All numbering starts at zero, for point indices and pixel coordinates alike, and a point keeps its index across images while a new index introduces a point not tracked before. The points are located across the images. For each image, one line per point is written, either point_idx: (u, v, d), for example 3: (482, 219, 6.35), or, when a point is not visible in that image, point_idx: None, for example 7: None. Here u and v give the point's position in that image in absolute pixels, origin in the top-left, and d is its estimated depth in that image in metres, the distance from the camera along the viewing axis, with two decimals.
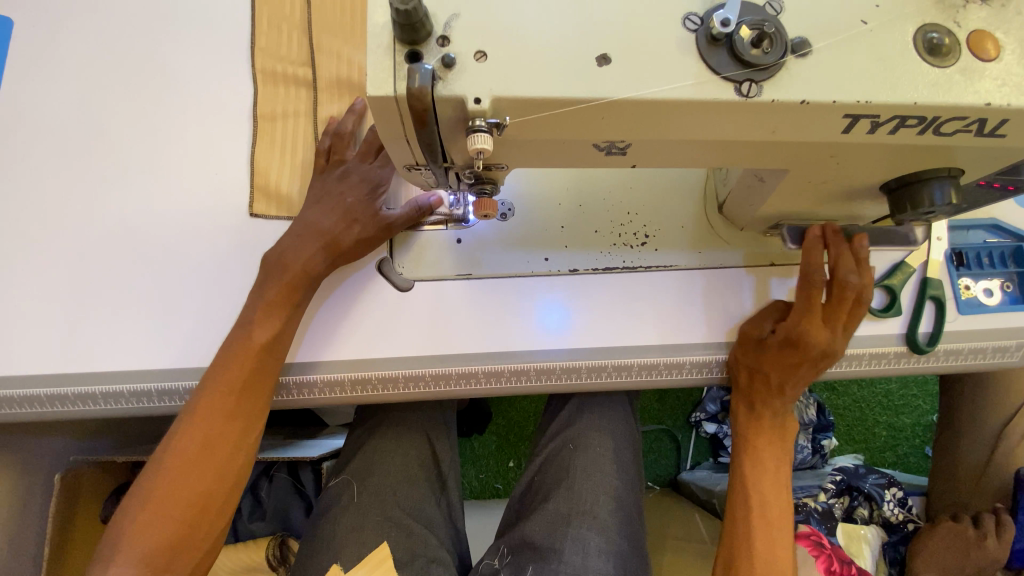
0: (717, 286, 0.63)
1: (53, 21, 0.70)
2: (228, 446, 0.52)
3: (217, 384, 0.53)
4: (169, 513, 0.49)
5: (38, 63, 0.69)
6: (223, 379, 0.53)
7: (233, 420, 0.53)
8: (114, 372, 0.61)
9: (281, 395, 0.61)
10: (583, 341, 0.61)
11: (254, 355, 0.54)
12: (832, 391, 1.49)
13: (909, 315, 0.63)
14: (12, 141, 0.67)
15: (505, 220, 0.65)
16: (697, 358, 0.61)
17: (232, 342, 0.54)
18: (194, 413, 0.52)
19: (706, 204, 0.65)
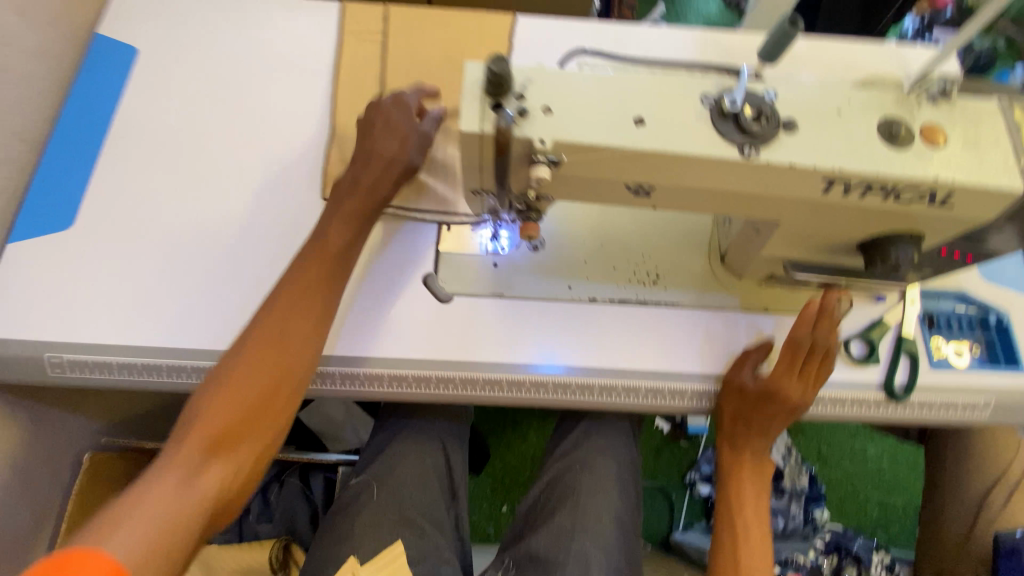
0: (717, 324, 0.72)
1: (168, 49, 0.83)
2: (299, 341, 0.59)
3: (295, 279, 0.61)
4: (241, 396, 0.55)
5: (148, 81, 0.81)
6: (302, 276, 0.61)
7: (307, 312, 0.60)
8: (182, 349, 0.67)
9: (325, 383, 0.68)
10: (598, 362, 0.69)
11: (330, 257, 0.63)
12: (824, 463, 1.53)
13: (886, 365, 0.71)
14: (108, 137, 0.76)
15: (536, 251, 0.75)
16: (697, 386, 0.69)
17: (310, 247, 0.63)
18: (272, 306, 0.60)
19: (710, 254, 0.75)
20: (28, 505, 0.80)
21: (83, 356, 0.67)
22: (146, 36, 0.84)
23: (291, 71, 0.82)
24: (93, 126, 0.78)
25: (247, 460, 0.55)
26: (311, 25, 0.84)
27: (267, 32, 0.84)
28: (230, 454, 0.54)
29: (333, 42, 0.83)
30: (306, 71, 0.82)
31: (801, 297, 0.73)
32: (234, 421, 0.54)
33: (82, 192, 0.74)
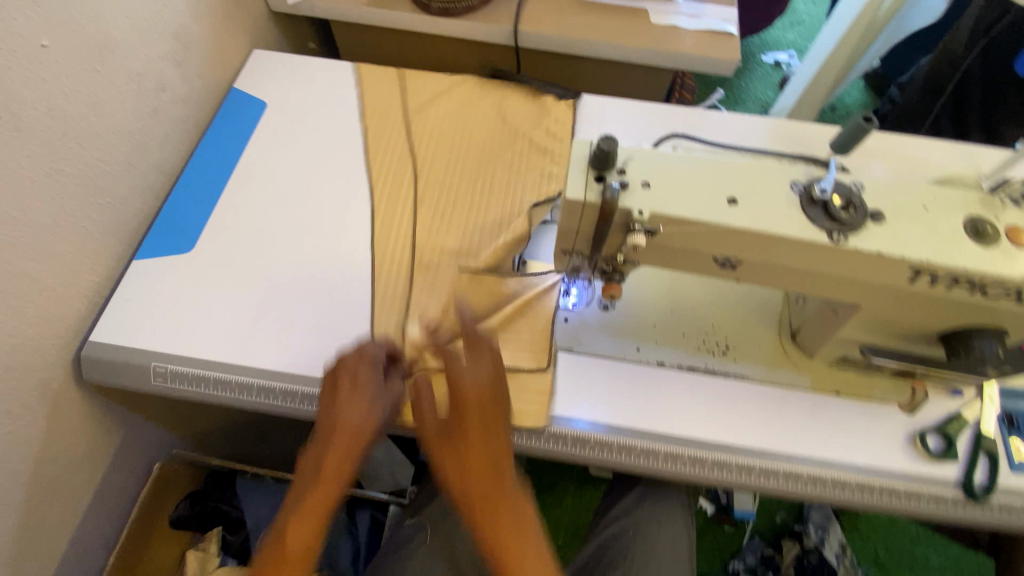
0: (786, 402, 0.71)
1: (291, 105, 0.95)
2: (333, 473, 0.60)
3: (319, 463, 0.61)
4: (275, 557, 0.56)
5: (272, 130, 0.92)
6: (327, 460, 0.61)
7: (339, 469, 0.60)
8: (270, 370, 0.72)
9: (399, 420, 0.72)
10: (663, 427, 0.70)
11: (355, 437, 0.62)
12: (882, 569, 1.41)
13: (964, 463, 0.68)
14: (237, 178, 0.87)
15: (606, 310, 0.78)
16: (765, 463, 0.68)
17: (333, 423, 0.62)
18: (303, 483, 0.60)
19: (781, 330, 0.76)
20: (98, 508, 0.84)
21: (184, 367, 0.72)
22: (275, 93, 0.96)
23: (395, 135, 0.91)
24: (221, 166, 0.88)
25: None
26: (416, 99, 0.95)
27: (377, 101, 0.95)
28: None
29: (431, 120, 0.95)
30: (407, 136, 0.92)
31: (874, 382, 0.73)
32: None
33: (203, 224, 0.83)
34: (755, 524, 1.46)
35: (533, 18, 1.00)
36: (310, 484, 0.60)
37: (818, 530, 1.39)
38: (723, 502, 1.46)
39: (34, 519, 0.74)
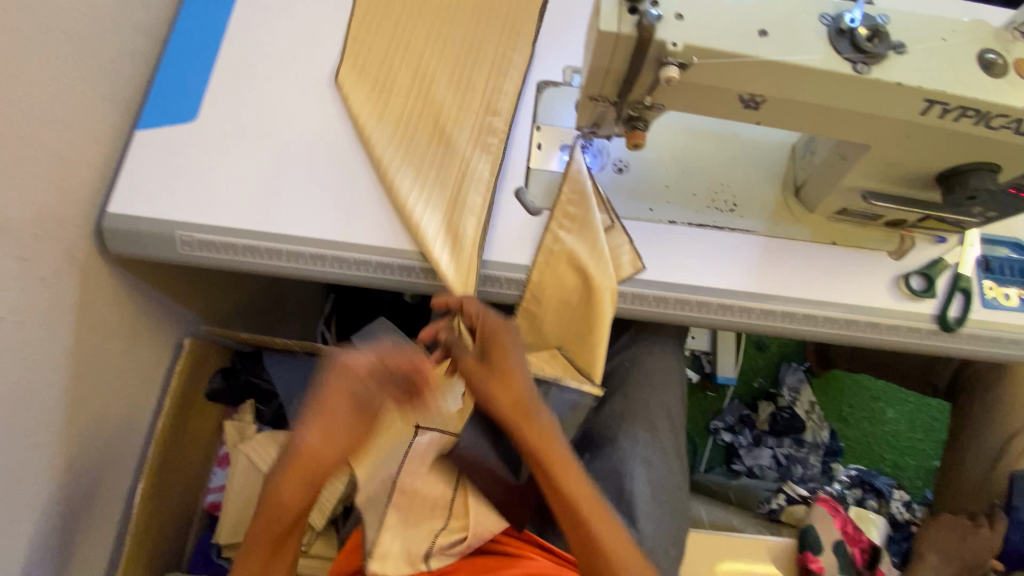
0: (790, 253, 0.76)
1: None
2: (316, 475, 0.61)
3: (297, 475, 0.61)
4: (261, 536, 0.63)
5: None
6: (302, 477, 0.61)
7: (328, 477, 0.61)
8: (388, 248, 0.72)
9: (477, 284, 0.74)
10: (673, 277, 0.75)
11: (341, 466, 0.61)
12: (843, 423, 1.59)
13: (941, 299, 0.76)
14: (230, 41, 0.82)
15: (619, 173, 0.80)
16: (764, 306, 0.75)
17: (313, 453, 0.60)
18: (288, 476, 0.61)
19: (785, 187, 0.79)
20: (140, 381, 0.89)
21: (302, 249, 0.72)
22: None
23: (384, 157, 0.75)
24: (215, 30, 0.83)
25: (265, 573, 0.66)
26: (389, 110, 0.78)
27: (359, 106, 0.78)
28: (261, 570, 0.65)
29: (394, 132, 0.77)
30: (394, 168, 0.74)
31: (868, 233, 0.78)
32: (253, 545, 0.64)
33: (203, 89, 0.79)
34: (736, 389, 1.61)
35: (473, 254, 0.71)
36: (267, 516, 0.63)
37: (790, 392, 1.55)
38: (707, 371, 1.60)
39: (87, 388, 0.78)
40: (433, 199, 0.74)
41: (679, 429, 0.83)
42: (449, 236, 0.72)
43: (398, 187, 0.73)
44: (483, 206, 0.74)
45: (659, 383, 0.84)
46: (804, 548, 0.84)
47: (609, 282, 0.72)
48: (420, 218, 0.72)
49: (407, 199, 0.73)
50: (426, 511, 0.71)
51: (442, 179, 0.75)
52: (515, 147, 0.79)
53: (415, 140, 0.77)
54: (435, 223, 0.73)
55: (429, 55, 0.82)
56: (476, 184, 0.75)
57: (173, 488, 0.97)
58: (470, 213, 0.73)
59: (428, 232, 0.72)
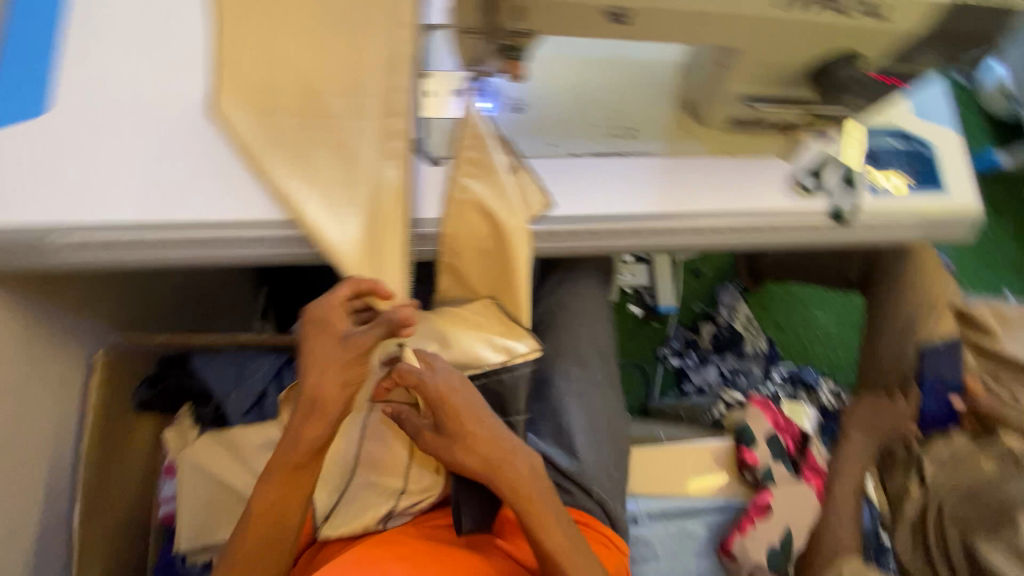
0: (691, 169, 0.78)
1: None
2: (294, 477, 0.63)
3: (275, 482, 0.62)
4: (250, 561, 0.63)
5: None
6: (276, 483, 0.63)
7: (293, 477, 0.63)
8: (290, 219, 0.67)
9: None
10: (584, 209, 0.75)
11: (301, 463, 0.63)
12: (779, 332, 1.69)
13: (833, 195, 0.80)
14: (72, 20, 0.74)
15: (516, 111, 0.78)
16: (673, 226, 0.76)
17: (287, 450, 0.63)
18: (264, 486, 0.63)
19: (679, 106, 0.80)
20: (53, 403, 0.83)
21: (196, 236, 0.67)
22: None
23: (278, 178, 0.65)
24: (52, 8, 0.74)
25: None
26: (281, 132, 0.66)
27: (242, 128, 0.66)
28: None
29: (289, 152, 0.66)
30: (294, 187, 0.65)
31: (761, 141, 0.81)
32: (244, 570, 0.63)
33: (49, 77, 0.71)
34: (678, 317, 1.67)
35: (400, 256, 0.67)
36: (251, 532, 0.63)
37: (727, 310, 1.62)
38: (650, 304, 1.65)
39: None
40: (346, 213, 0.66)
41: (610, 359, 0.85)
42: (338, 208, 0.66)
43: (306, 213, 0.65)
44: (400, 189, 0.68)
45: (588, 319, 0.85)
46: (739, 444, 0.90)
47: (518, 225, 0.72)
48: (336, 243, 0.65)
49: (318, 225, 0.65)
50: (379, 473, 0.70)
51: (353, 190, 0.67)
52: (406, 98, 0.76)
53: (316, 154, 0.67)
54: (354, 246, 0.66)
55: (308, 57, 0.67)
56: (385, 177, 0.67)
57: (115, 507, 0.93)
58: (385, 200, 0.67)
59: (349, 257, 0.65)
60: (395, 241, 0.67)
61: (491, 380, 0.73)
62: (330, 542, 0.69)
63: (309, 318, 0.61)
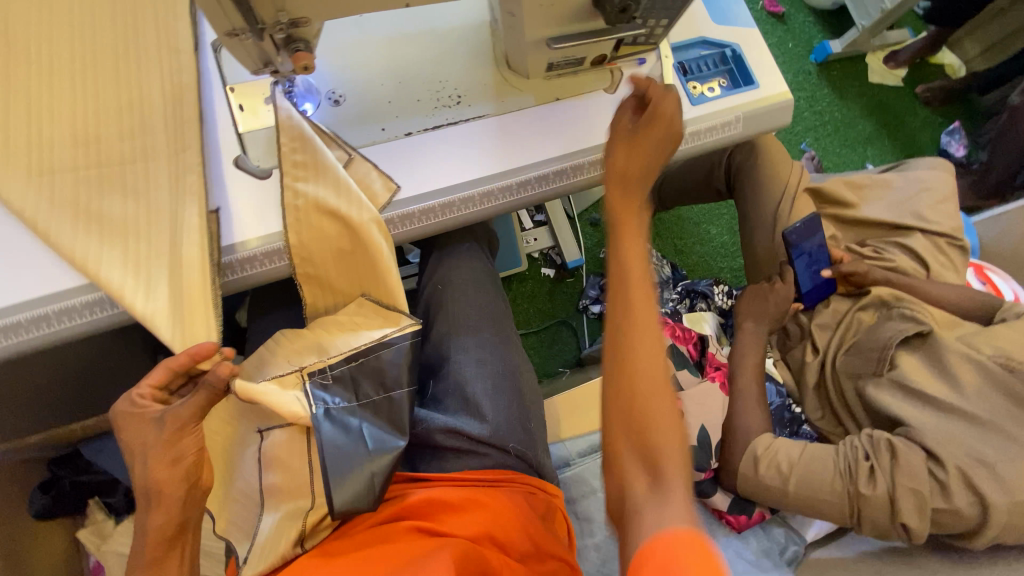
0: (522, 121, 0.80)
1: None
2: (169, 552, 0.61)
3: (144, 562, 0.60)
4: None
5: None
6: (151, 562, 0.60)
7: (165, 553, 0.61)
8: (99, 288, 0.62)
9: (228, 275, 0.69)
10: (429, 185, 0.76)
11: (169, 538, 0.60)
12: (681, 254, 1.79)
13: None
14: None
15: (336, 105, 0.77)
16: (520, 178, 0.78)
17: (143, 532, 0.60)
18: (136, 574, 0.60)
19: (497, 63, 0.82)
20: None
21: (16, 319, 0.62)
22: None
23: (64, 237, 0.60)
24: None
25: None
26: (60, 193, 0.62)
27: (18, 193, 0.61)
28: None
29: (75, 215, 0.61)
30: (83, 245, 0.61)
31: (582, 79, 0.84)
32: None
33: None
34: (588, 266, 1.73)
35: (212, 319, 0.64)
36: None
37: None
38: (559, 262, 1.70)
39: None
40: (155, 279, 0.63)
41: (506, 321, 0.85)
42: (140, 270, 0.62)
43: (108, 281, 0.60)
44: (204, 257, 0.65)
45: (473, 288, 0.84)
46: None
47: (368, 216, 0.71)
48: (145, 311, 0.61)
49: (123, 293, 0.61)
50: (287, 499, 0.66)
51: (156, 251, 0.64)
52: (216, 118, 0.72)
53: (111, 216, 0.63)
54: (165, 313, 0.62)
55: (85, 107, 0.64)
56: (189, 232, 0.65)
57: None
58: (189, 269, 0.64)
59: (162, 327, 0.61)
60: (204, 308, 0.64)
61: (368, 360, 0.70)
62: None
63: (122, 419, 0.60)
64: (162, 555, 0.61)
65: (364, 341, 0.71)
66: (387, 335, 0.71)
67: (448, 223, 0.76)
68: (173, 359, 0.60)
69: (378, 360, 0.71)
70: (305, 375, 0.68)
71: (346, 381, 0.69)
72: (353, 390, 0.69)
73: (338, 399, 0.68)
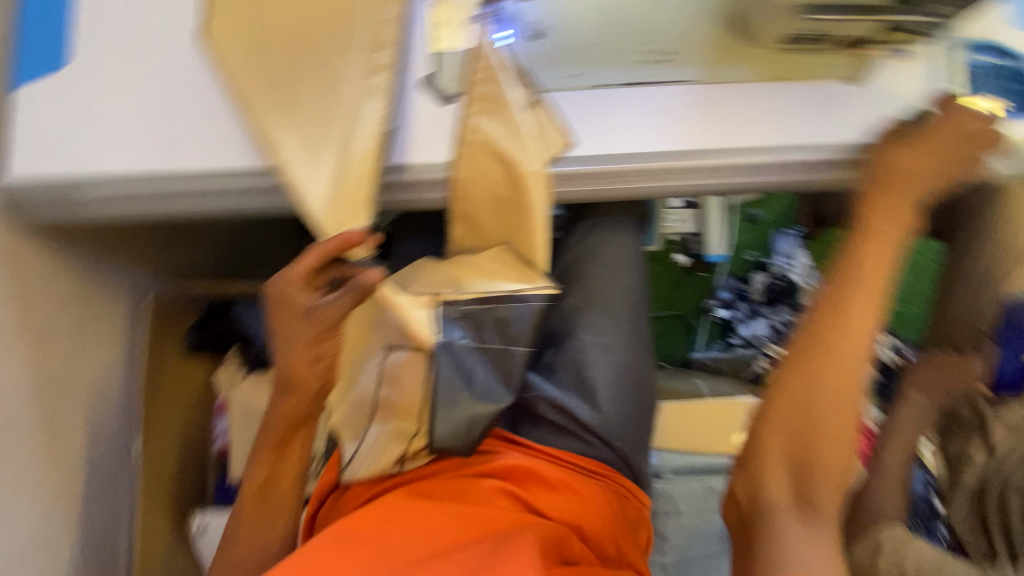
0: (734, 98, 0.69)
1: None
2: (294, 435, 0.69)
3: (269, 436, 0.68)
4: (256, 516, 0.68)
5: None
6: (274, 437, 0.68)
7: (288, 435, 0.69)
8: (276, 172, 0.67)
9: (393, 194, 0.70)
10: (605, 148, 0.68)
11: (293, 424, 0.68)
12: None
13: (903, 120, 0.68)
14: None
15: (533, 39, 0.73)
16: (711, 162, 0.68)
17: (272, 412, 0.68)
18: (261, 444, 0.69)
19: (725, 24, 0.72)
20: (108, 344, 0.89)
21: (208, 187, 0.69)
22: None
23: (263, 116, 0.64)
24: None
25: (266, 545, 0.69)
26: (267, 67, 0.65)
27: (231, 68, 0.65)
28: (263, 537, 0.68)
29: (272, 92, 0.65)
30: (276, 127, 0.65)
31: (821, 63, 0.70)
32: (250, 522, 0.68)
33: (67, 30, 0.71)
34: (727, 265, 1.57)
35: (365, 212, 0.66)
36: (262, 484, 0.69)
37: (784, 260, 1.51)
38: (697, 253, 1.56)
39: (50, 357, 0.79)
40: (321, 157, 0.65)
41: (642, 312, 0.79)
42: (309, 149, 0.65)
43: (282, 153, 0.64)
44: (373, 152, 0.65)
45: (618, 273, 0.79)
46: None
47: (536, 168, 0.67)
48: (304, 185, 0.64)
49: (290, 165, 0.64)
50: (394, 418, 0.71)
51: (325, 136, 0.66)
52: (416, 32, 0.71)
53: (297, 91, 0.66)
54: (321, 192, 0.65)
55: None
56: (367, 125, 0.65)
57: (171, 442, 1.01)
58: (357, 159, 0.65)
59: (316, 206, 0.64)
60: (360, 199, 0.65)
61: (499, 308, 0.68)
62: (354, 484, 0.72)
63: (274, 296, 0.64)
64: (285, 436, 0.69)
65: (501, 287, 0.68)
66: (526, 291, 0.68)
67: (614, 193, 0.69)
68: (328, 246, 0.61)
69: (508, 312, 0.69)
70: (438, 301, 0.67)
71: (472, 319, 0.68)
72: (476, 331, 0.68)
73: (462, 335, 0.68)
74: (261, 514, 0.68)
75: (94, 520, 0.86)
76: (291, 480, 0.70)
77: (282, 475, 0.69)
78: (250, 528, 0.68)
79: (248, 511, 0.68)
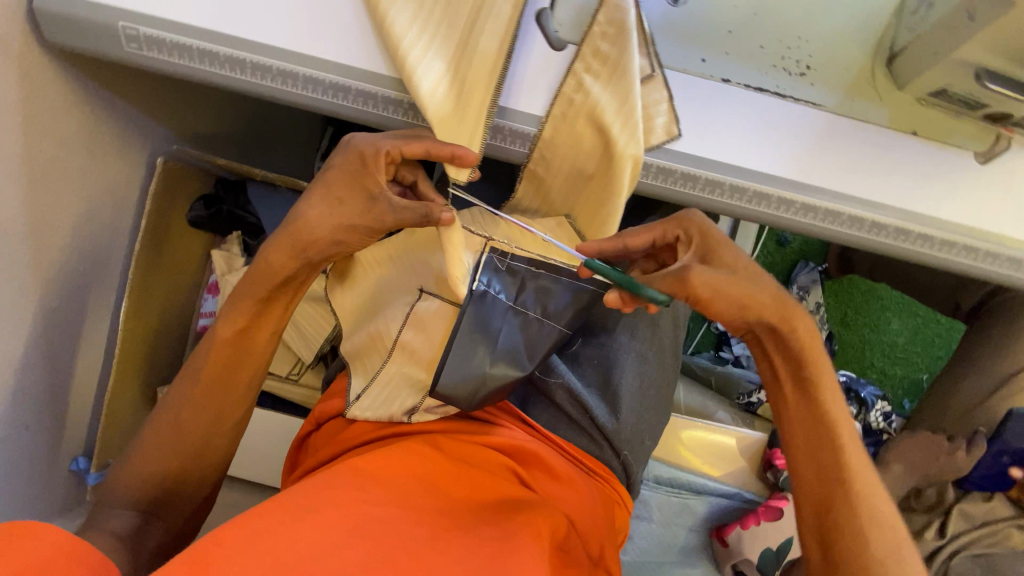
0: (858, 137, 0.63)
1: None
2: (289, 289, 0.67)
3: (257, 279, 0.65)
4: (218, 351, 0.66)
5: None
6: (265, 286, 0.65)
7: (284, 288, 0.66)
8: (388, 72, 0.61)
9: (494, 138, 0.63)
10: (708, 153, 0.62)
11: (278, 282, 0.65)
12: (843, 326, 1.53)
13: (1006, 229, 0.63)
14: None
15: (674, 6, 0.66)
16: (814, 201, 0.62)
17: (261, 265, 0.64)
18: (246, 278, 0.66)
19: (876, 53, 0.67)
20: (111, 197, 0.82)
21: (269, 63, 0.61)
22: None
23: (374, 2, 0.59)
24: None
25: (234, 389, 0.68)
26: None
27: None
28: (232, 379, 0.67)
29: None
30: (393, 18, 0.59)
31: (958, 128, 0.64)
32: (220, 359, 0.66)
33: None
34: None
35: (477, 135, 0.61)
36: (246, 326, 0.66)
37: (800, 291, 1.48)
38: None
39: (51, 199, 0.72)
40: (436, 50, 0.60)
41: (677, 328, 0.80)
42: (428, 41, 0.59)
43: (395, 37, 0.58)
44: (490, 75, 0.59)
45: None
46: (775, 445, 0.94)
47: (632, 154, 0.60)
48: (417, 78, 0.58)
49: (404, 54, 0.58)
50: (406, 364, 0.71)
51: (448, 31, 0.60)
52: None
53: None
54: (433, 89, 0.59)
55: None
56: (495, 18, 0.59)
57: (156, 310, 0.95)
58: (476, 79, 0.60)
59: (426, 105, 0.59)
60: (476, 108, 0.60)
61: (545, 277, 0.68)
62: (358, 420, 0.70)
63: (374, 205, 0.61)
64: (273, 294, 0.66)
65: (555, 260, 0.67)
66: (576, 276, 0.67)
67: (704, 203, 0.63)
68: (438, 149, 0.59)
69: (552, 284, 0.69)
70: (489, 247, 0.66)
71: (517, 277, 0.68)
72: (516, 289, 0.67)
73: (500, 290, 0.67)
74: (237, 355, 0.67)
75: (71, 374, 0.83)
76: (272, 332, 0.69)
77: (265, 325, 0.68)
78: (217, 364, 0.66)
79: (221, 348, 0.66)
